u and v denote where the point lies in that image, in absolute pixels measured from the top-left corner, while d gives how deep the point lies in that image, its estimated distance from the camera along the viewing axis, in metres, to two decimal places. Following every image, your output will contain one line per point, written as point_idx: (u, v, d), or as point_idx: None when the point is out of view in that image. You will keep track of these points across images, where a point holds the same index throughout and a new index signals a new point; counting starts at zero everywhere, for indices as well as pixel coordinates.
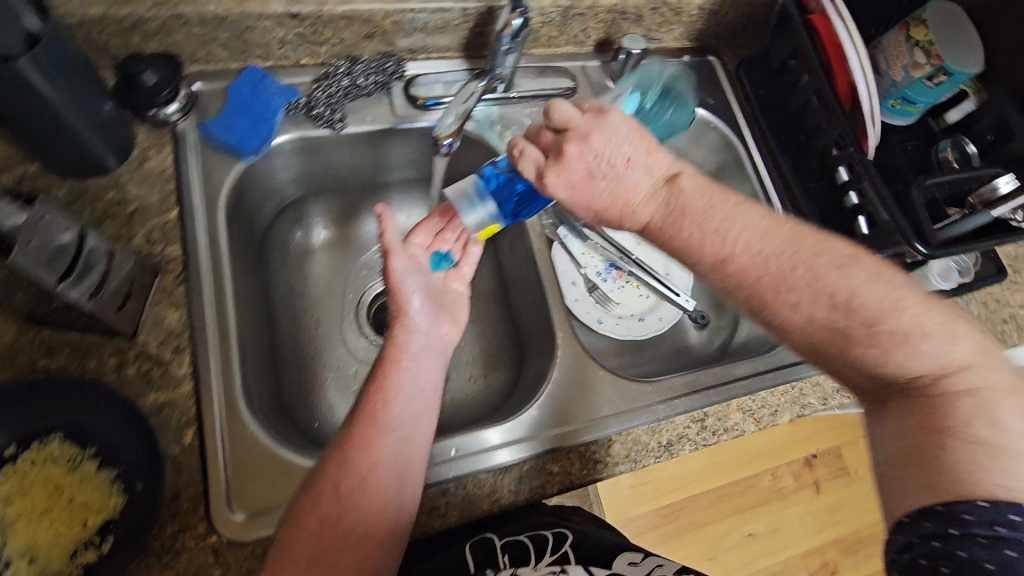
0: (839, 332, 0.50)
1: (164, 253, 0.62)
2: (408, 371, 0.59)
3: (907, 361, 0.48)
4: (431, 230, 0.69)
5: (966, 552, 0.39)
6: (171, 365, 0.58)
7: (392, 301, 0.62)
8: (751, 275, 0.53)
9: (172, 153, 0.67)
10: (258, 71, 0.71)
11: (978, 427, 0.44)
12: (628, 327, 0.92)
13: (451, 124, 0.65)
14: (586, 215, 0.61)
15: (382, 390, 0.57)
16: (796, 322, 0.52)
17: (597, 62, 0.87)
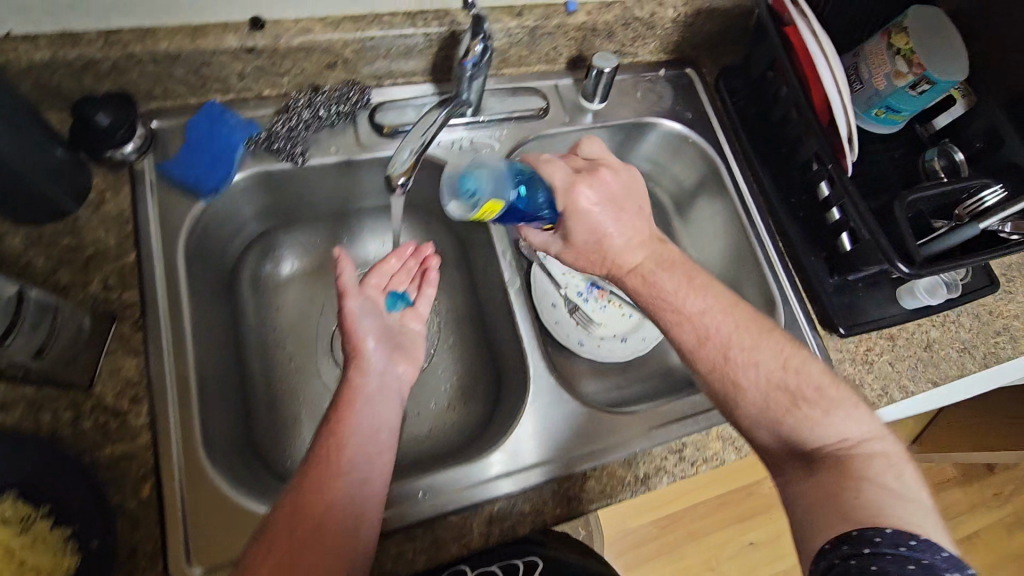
0: (782, 391, 0.61)
1: (121, 299, 0.61)
2: (365, 412, 0.61)
3: (832, 425, 0.60)
4: (386, 273, 0.73)
5: (875, 566, 0.49)
6: (128, 416, 0.57)
7: (346, 343, 0.66)
8: (724, 330, 0.63)
9: (129, 194, 0.65)
10: (218, 106, 0.69)
11: (886, 480, 0.56)
12: (610, 349, 0.90)
13: (405, 160, 0.60)
14: (587, 235, 0.67)
15: (337, 431, 0.58)
16: (751, 380, 0.61)
17: (570, 81, 0.85)
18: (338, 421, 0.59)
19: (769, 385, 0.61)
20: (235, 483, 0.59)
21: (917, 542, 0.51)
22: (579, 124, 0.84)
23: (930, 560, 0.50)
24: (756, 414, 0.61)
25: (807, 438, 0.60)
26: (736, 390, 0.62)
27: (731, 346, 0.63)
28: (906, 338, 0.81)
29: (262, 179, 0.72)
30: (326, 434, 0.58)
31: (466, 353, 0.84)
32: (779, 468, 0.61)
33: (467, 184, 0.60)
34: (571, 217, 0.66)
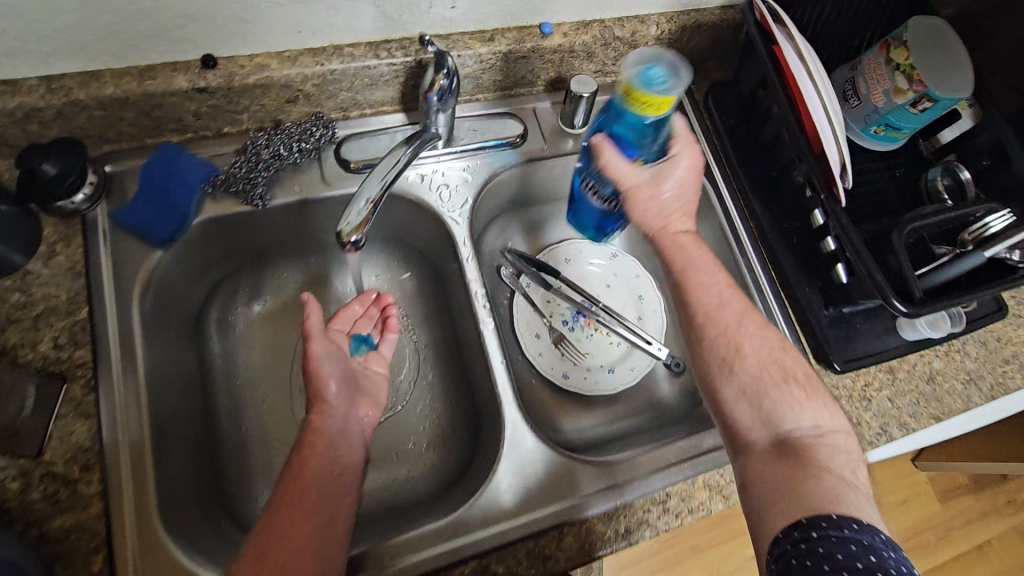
0: (776, 365, 0.62)
1: (72, 358, 0.58)
2: (330, 457, 0.57)
3: (808, 404, 0.61)
4: (349, 317, 0.72)
5: (823, 547, 0.48)
6: (79, 484, 0.55)
7: (307, 386, 0.62)
8: (732, 304, 0.65)
9: (82, 246, 0.62)
10: (174, 148, 0.66)
11: (853, 473, 0.56)
12: (596, 381, 0.85)
13: (361, 211, 0.56)
14: (662, 188, 0.67)
15: (297, 479, 0.54)
16: (753, 348, 0.63)
17: (548, 103, 0.81)
18: (300, 464, 0.56)
19: (768, 358, 0.63)
20: (192, 548, 0.57)
21: (860, 525, 0.49)
22: (559, 151, 0.79)
23: (871, 541, 0.48)
24: (750, 381, 0.62)
25: (787, 423, 0.60)
26: (736, 356, 0.63)
27: (744, 317, 0.64)
28: (906, 371, 0.77)
29: (224, 223, 0.68)
30: (286, 480, 0.55)
31: (444, 391, 0.79)
32: (748, 450, 0.60)
33: (654, 72, 0.58)
34: (669, 164, 0.67)
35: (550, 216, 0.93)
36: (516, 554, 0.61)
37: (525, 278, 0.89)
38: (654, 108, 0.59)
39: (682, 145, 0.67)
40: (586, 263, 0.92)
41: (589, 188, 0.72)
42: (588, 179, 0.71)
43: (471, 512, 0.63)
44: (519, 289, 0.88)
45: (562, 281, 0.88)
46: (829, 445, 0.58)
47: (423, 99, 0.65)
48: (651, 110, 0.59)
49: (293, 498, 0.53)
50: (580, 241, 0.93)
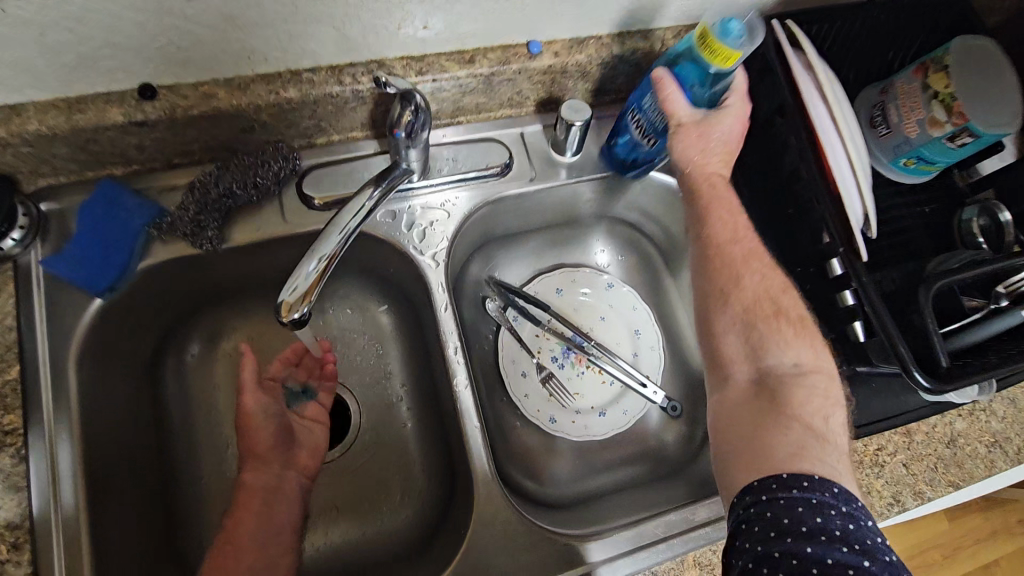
0: (773, 300, 0.57)
1: (2, 422, 0.53)
2: (266, 520, 0.57)
3: (793, 343, 0.55)
4: (283, 367, 0.69)
5: (771, 513, 0.43)
6: (5, 565, 0.50)
7: (242, 442, 0.62)
8: (733, 234, 0.60)
9: (14, 294, 0.57)
10: (113, 186, 0.60)
11: (821, 420, 0.51)
12: (586, 426, 0.79)
13: (310, 273, 0.50)
14: (712, 132, 0.61)
15: (229, 543, 0.54)
16: (754, 282, 0.58)
17: (537, 126, 0.73)
18: (236, 524, 0.56)
19: (767, 294, 0.57)
20: None
21: (812, 481, 0.44)
22: (550, 181, 0.72)
23: (821, 499, 0.43)
24: (744, 314, 0.57)
25: (772, 361, 0.55)
26: (732, 284, 0.58)
27: (752, 253, 0.59)
28: (924, 434, 0.70)
29: (176, 265, 0.62)
30: (222, 542, 0.54)
31: (420, 441, 0.73)
32: (727, 385, 0.56)
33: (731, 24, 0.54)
34: (718, 112, 0.61)
35: (543, 242, 0.85)
36: None
37: (513, 311, 0.83)
38: (724, 60, 0.56)
39: (736, 97, 0.61)
40: (579, 293, 0.84)
41: (635, 121, 0.66)
42: (637, 112, 0.65)
43: None
44: (507, 323, 0.82)
45: (553, 314, 0.82)
46: (812, 404, 0.52)
47: (390, 135, 0.58)
48: (720, 61, 0.56)
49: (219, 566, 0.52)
50: (571, 269, 0.85)
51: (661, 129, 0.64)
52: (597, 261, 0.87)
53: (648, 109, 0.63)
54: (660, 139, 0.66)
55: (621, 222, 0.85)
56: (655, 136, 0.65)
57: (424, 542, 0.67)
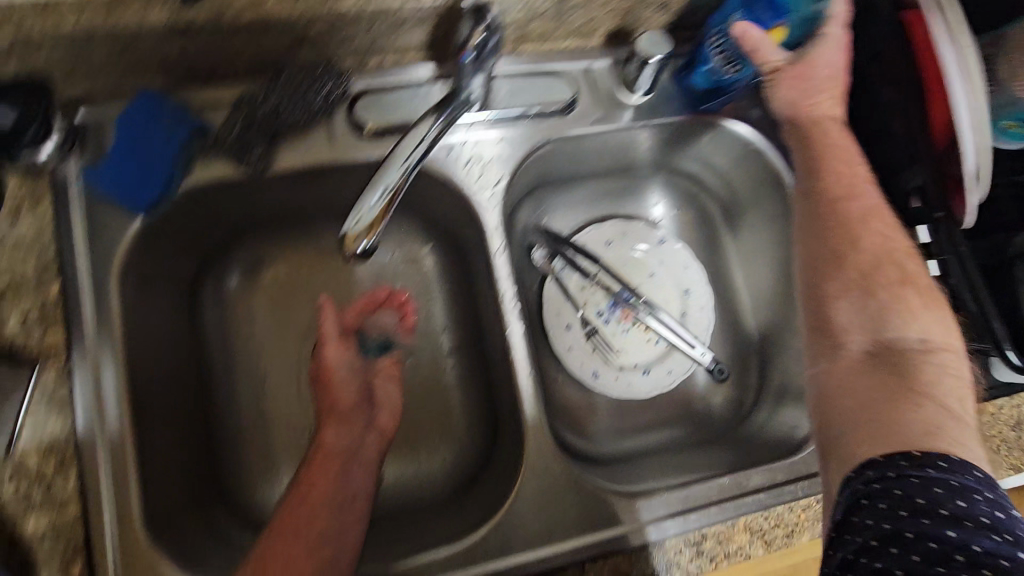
0: (896, 264, 0.53)
1: (44, 341, 0.51)
2: (340, 483, 0.55)
3: (917, 312, 0.51)
4: (363, 310, 0.66)
5: (901, 491, 0.40)
6: (54, 483, 0.49)
7: (321, 395, 0.62)
8: (851, 193, 0.56)
9: (52, 210, 0.54)
10: (153, 98, 0.55)
11: (953, 401, 0.46)
12: (628, 384, 0.77)
13: (375, 205, 0.46)
14: (809, 73, 0.59)
15: (307, 503, 0.52)
16: (873, 243, 0.54)
17: (606, 61, 0.67)
18: (309, 484, 0.54)
19: (887, 257, 0.54)
20: (178, 553, 0.52)
21: (949, 462, 0.41)
22: (613, 123, 0.67)
23: (960, 481, 0.40)
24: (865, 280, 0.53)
25: (893, 331, 0.51)
26: (849, 245, 0.55)
27: (872, 211, 0.56)
28: (990, 414, 0.66)
29: (221, 188, 0.59)
30: (296, 501, 0.52)
31: (461, 389, 0.71)
32: (837, 354, 0.52)
33: None
34: (816, 45, 0.58)
35: (596, 191, 0.80)
36: None
37: (560, 262, 0.78)
38: None
39: (838, 28, 0.57)
40: (630, 248, 0.80)
41: (715, 48, 0.63)
42: (719, 37, 0.62)
43: (485, 539, 0.57)
44: (553, 274, 0.78)
45: (602, 266, 0.78)
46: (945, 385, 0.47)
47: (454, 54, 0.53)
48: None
49: (290, 526, 0.51)
50: (622, 222, 0.80)
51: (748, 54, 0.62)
52: (652, 215, 0.82)
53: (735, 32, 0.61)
54: (743, 66, 0.63)
55: (681, 174, 0.80)
56: (739, 62, 0.63)
57: (463, 489, 0.66)
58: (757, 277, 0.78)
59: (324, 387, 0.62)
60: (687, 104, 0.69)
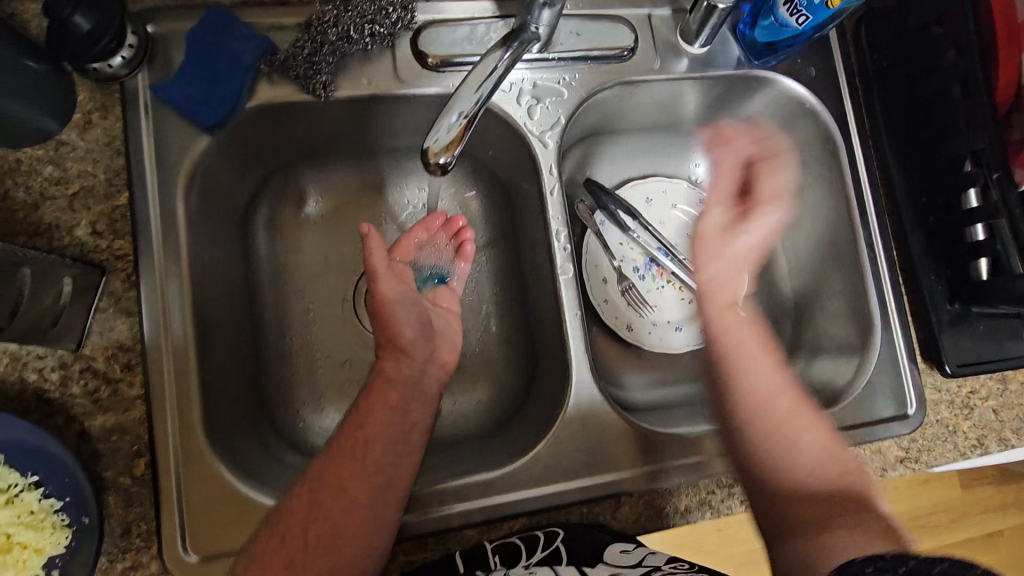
0: (823, 467, 0.54)
1: (112, 248, 0.53)
2: (397, 415, 0.57)
3: (813, 423, 0.56)
4: (415, 243, 0.67)
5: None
6: (120, 384, 0.52)
7: (381, 331, 0.60)
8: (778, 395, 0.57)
9: (121, 118, 0.55)
10: (226, 12, 0.56)
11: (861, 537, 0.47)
12: (661, 338, 0.78)
13: (452, 126, 0.47)
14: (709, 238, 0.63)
15: (362, 430, 0.55)
16: (809, 447, 0.55)
17: (666, 9, 0.67)
18: (369, 413, 0.56)
19: (818, 455, 0.55)
20: (233, 462, 0.55)
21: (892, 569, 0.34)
22: (670, 74, 0.67)
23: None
24: (799, 438, 0.55)
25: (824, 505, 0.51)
26: (783, 441, 0.55)
27: (800, 411, 0.57)
28: (1020, 383, 0.68)
29: (282, 112, 0.59)
30: (355, 424, 0.55)
31: (501, 330, 0.73)
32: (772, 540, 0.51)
33: None
34: (766, 206, 0.63)
35: (643, 146, 0.80)
36: (570, 514, 0.59)
37: (602, 215, 0.78)
38: None
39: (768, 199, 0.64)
40: (671, 207, 0.80)
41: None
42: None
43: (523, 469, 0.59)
44: (593, 227, 0.78)
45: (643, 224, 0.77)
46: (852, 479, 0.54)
47: None
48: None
49: (345, 448, 0.54)
50: (664, 180, 0.80)
51: (818, 3, 0.58)
52: (692, 175, 0.82)
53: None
54: (813, 15, 0.59)
55: None
56: (807, 11, 0.59)
57: (501, 424, 0.68)
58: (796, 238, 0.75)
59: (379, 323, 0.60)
60: (744, 54, 0.68)
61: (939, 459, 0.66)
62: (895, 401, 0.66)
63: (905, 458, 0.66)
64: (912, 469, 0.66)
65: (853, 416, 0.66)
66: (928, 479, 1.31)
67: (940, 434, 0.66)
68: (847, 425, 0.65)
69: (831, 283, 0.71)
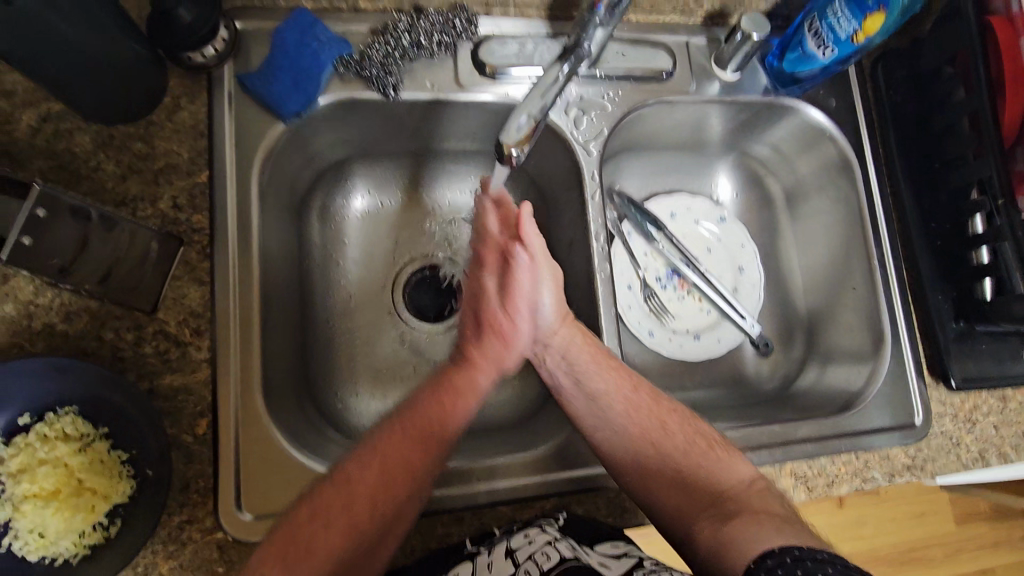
0: (698, 448, 0.60)
1: (190, 221, 0.57)
2: (476, 391, 0.62)
3: (644, 409, 0.63)
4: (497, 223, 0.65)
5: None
6: (189, 348, 0.55)
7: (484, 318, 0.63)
8: (632, 403, 0.63)
9: (206, 105, 0.59)
10: (308, 15, 0.61)
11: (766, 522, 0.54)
12: (681, 345, 0.80)
13: (523, 125, 0.53)
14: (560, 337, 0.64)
15: (440, 405, 0.59)
16: (677, 432, 0.62)
17: (703, 38, 0.73)
18: (449, 384, 0.60)
19: (690, 431, 0.62)
20: (286, 430, 0.58)
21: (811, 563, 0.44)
22: (703, 95, 0.72)
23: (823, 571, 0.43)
24: (667, 433, 0.62)
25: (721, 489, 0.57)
26: (654, 443, 0.61)
27: (664, 412, 0.63)
28: (1020, 402, 0.72)
29: (346, 107, 0.64)
30: (440, 394, 0.59)
31: None
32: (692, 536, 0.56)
33: None
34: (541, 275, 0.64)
35: (670, 163, 0.84)
36: (599, 498, 0.62)
37: (628, 225, 0.82)
38: None
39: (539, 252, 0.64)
40: (693, 222, 0.84)
41: (812, 30, 0.66)
42: (817, 19, 0.65)
43: (555, 454, 0.62)
44: (620, 236, 0.82)
45: (668, 235, 0.81)
46: (708, 438, 0.61)
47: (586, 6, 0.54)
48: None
49: (416, 414, 0.58)
50: (688, 196, 0.84)
51: (843, 38, 0.64)
52: (715, 194, 0.86)
53: (834, 17, 0.63)
54: (837, 49, 0.65)
55: (750, 158, 0.84)
56: (833, 45, 0.65)
57: (529, 415, 0.72)
58: (812, 258, 0.81)
59: (494, 305, 0.63)
60: (771, 83, 0.74)
61: (944, 468, 0.70)
62: (903, 413, 0.70)
63: (912, 466, 0.69)
64: (918, 476, 0.69)
65: (864, 420, 0.69)
66: (921, 510, 1.34)
67: (945, 445, 0.70)
68: (857, 431, 0.69)
69: (846, 299, 0.76)
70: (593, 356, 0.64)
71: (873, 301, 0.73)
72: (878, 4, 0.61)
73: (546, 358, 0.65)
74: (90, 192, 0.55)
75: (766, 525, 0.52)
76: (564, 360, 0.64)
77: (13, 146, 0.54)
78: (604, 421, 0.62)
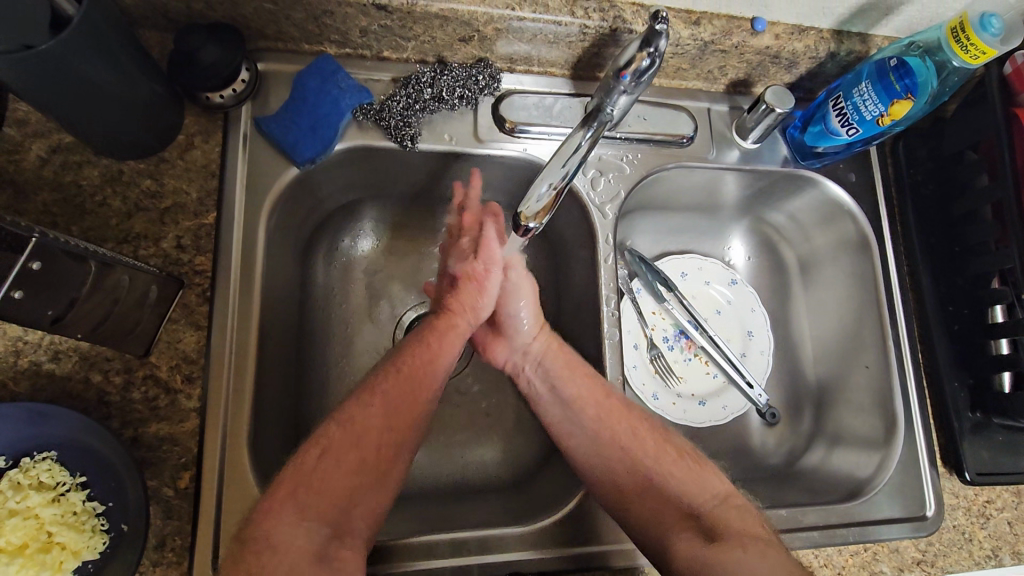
0: (665, 449, 0.61)
1: (193, 262, 0.55)
2: (459, 335, 0.64)
3: (616, 423, 0.62)
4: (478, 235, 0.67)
5: None
6: (179, 396, 0.53)
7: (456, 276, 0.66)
8: (597, 413, 0.62)
9: (221, 144, 0.59)
10: (332, 62, 0.61)
11: None
12: (684, 410, 0.76)
13: (542, 197, 0.54)
14: (535, 349, 0.66)
15: (421, 343, 0.61)
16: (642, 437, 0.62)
17: (724, 106, 0.73)
18: (432, 328, 0.63)
19: (659, 439, 0.62)
20: (269, 486, 0.55)
21: None
22: (721, 162, 0.72)
23: None
24: (640, 440, 0.62)
25: (692, 503, 0.58)
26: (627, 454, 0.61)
27: (630, 417, 0.63)
28: None
29: (361, 154, 0.63)
30: (426, 338, 0.61)
31: None
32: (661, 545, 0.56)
33: (992, 20, 0.55)
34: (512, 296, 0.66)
35: (685, 221, 0.82)
36: None
37: (637, 283, 0.80)
38: (976, 57, 0.57)
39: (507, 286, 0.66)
40: (704, 282, 0.82)
41: (836, 107, 0.65)
42: (842, 98, 0.64)
43: (552, 527, 0.59)
44: (629, 293, 0.80)
45: (678, 296, 0.79)
46: (679, 449, 0.62)
47: (610, 73, 0.51)
48: (970, 57, 0.57)
49: (407, 358, 0.59)
50: (700, 257, 0.82)
51: (868, 119, 0.64)
52: (728, 257, 0.84)
53: (860, 98, 0.63)
54: (861, 129, 0.65)
55: (765, 224, 0.82)
56: (857, 125, 0.64)
57: (523, 478, 0.69)
58: (824, 329, 0.79)
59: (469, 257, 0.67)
60: (792, 154, 0.74)
61: (955, 565, 0.67)
62: (914, 504, 0.67)
63: (921, 561, 0.66)
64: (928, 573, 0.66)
65: (874, 510, 0.67)
66: None
67: (956, 540, 0.67)
68: (866, 520, 0.66)
69: (856, 376, 0.74)
70: (567, 362, 0.65)
71: (887, 383, 0.71)
72: (906, 91, 0.61)
73: (526, 367, 0.67)
74: (92, 227, 0.54)
75: (743, 557, 0.53)
76: (541, 368, 0.65)
77: (19, 176, 0.53)
78: (579, 425, 0.62)
